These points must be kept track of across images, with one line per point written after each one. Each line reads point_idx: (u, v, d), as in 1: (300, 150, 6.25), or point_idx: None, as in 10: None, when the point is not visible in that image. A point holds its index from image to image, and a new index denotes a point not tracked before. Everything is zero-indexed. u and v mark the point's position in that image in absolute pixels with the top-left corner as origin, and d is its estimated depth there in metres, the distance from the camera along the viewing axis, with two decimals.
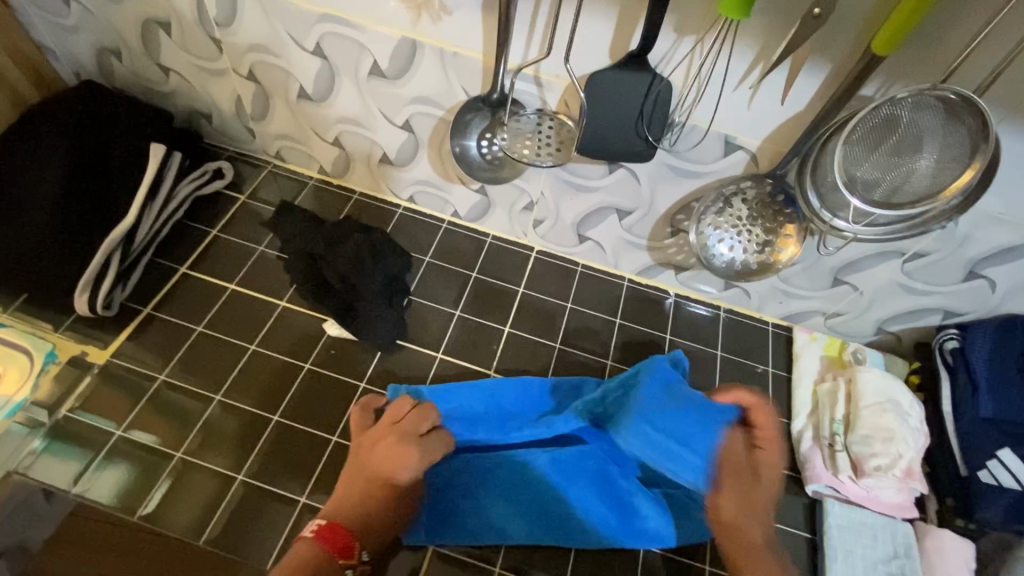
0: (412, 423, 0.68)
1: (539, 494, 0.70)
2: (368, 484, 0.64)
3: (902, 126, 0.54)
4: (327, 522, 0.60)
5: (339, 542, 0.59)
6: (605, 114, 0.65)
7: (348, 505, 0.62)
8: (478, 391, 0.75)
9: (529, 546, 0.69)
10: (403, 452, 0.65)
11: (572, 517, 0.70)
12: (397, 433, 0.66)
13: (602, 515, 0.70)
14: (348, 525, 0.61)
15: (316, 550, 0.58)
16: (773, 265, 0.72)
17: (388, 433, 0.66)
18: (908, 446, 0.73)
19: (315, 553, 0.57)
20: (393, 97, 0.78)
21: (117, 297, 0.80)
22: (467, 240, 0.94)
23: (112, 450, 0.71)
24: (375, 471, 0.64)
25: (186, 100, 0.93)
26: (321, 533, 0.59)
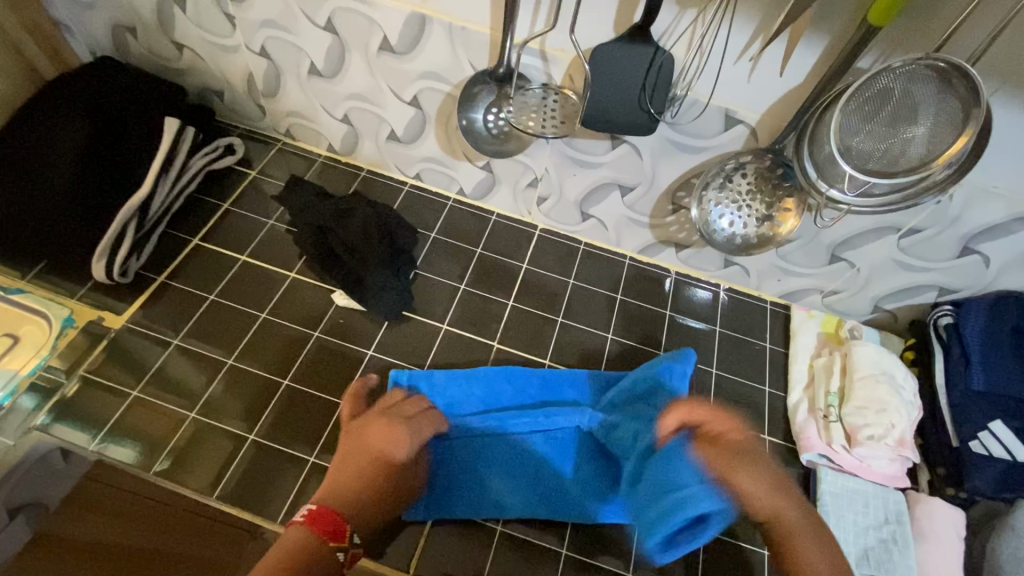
0: (404, 407, 0.69)
1: (536, 472, 0.71)
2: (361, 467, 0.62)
3: (896, 96, 0.56)
4: (315, 506, 0.58)
5: (331, 526, 0.56)
6: (609, 87, 0.67)
7: (340, 491, 0.60)
8: (478, 379, 0.78)
9: (527, 520, 0.69)
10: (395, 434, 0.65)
11: (569, 494, 0.70)
12: (386, 417, 0.67)
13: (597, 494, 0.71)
14: (340, 511, 0.58)
15: (308, 535, 0.55)
16: (772, 239, 0.72)
17: (378, 420, 0.67)
18: (900, 417, 0.75)
19: (305, 538, 0.54)
20: (403, 73, 0.80)
21: (133, 266, 0.82)
22: (472, 217, 0.96)
23: (129, 411, 0.73)
24: (366, 449, 0.63)
25: (199, 77, 0.96)
26: (311, 517, 0.56)
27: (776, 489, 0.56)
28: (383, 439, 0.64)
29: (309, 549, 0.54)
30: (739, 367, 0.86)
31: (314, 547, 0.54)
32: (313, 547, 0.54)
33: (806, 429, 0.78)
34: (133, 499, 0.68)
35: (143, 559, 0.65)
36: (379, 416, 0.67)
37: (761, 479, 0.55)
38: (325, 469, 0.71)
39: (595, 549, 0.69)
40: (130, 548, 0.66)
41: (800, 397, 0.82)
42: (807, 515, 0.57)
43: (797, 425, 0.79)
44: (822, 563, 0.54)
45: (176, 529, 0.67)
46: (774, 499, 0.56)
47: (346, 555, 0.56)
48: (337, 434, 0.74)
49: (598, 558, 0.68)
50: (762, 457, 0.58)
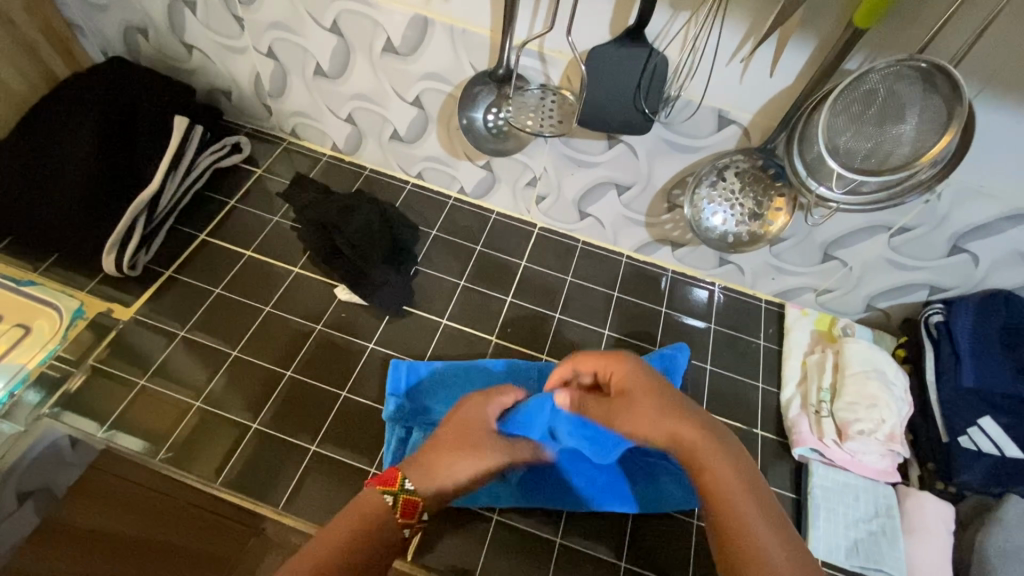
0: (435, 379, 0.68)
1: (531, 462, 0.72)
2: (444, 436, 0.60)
3: (881, 97, 0.58)
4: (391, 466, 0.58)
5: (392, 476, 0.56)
6: (605, 87, 0.69)
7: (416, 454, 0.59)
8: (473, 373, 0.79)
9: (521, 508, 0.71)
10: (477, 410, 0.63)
11: (563, 483, 0.71)
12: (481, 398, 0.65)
13: (591, 482, 0.71)
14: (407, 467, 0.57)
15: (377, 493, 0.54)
16: (764, 237, 0.75)
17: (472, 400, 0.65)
18: (891, 412, 0.76)
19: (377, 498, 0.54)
20: (405, 73, 0.82)
21: (142, 260, 0.84)
22: (472, 216, 0.98)
23: (136, 400, 0.75)
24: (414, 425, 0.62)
25: (207, 77, 0.98)
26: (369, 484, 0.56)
27: (664, 416, 0.51)
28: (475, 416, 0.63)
29: (371, 502, 0.54)
30: (734, 364, 0.88)
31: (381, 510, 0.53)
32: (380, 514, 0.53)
33: (798, 424, 0.79)
34: (142, 490, 0.70)
35: (150, 550, 0.66)
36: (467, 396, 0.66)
37: (638, 415, 0.52)
38: (326, 457, 0.73)
39: (592, 538, 0.71)
40: (136, 538, 0.67)
41: (792, 393, 0.84)
42: (700, 435, 0.50)
43: (789, 420, 0.81)
44: (739, 493, 0.47)
45: (183, 517, 0.68)
46: (664, 424, 0.51)
47: (397, 499, 0.54)
48: (338, 424, 0.76)
49: (595, 546, 0.70)
50: (663, 392, 0.54)
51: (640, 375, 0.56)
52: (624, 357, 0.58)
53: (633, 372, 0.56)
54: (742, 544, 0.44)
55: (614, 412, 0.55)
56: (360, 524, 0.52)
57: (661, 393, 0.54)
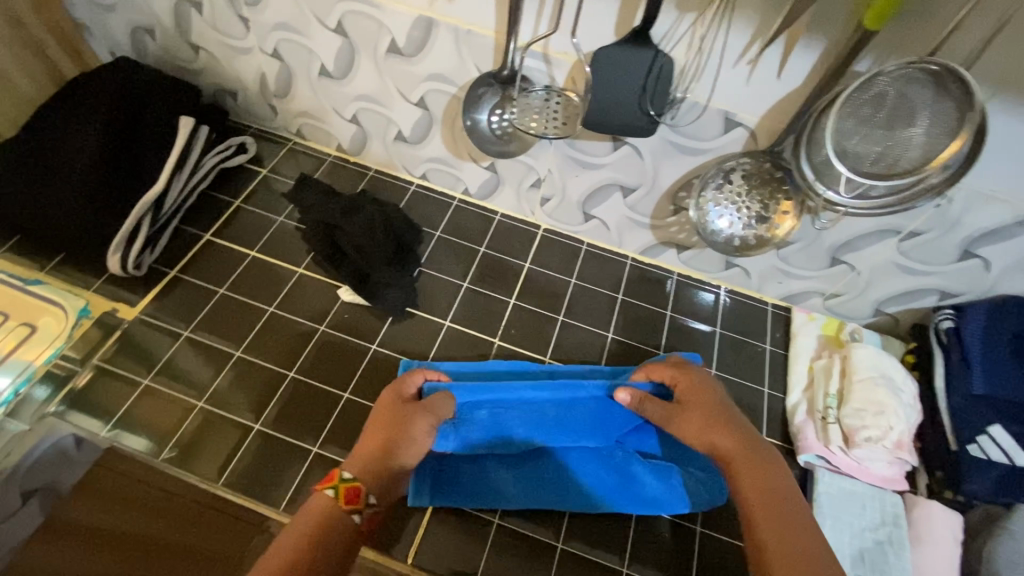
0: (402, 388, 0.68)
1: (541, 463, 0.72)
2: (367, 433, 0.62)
3: (891, 100, 0.58)
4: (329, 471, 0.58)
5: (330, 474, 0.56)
6: (609, 88, 0.69)
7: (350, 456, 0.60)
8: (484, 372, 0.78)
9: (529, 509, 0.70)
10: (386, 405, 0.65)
11: (573, 482, 0.71)
12: (390, 395, 0.66)
13: (602, 481, 0.71)
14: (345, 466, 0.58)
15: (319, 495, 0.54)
16: (770, 240, 0.74)
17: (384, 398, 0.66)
18: (898, 420, 0.75)
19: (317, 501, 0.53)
20: (409, 74, 0.82)
21: (147, 259, 0.85)
22: (477, 217, 0.97)
23: (139, 400, 0.76)
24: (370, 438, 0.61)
25: (213, 77, 0.98)
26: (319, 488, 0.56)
27: (710, 426, 0.62)
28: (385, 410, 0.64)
29: (312, 504, 0.53)
30: (739, 368, 0.87)
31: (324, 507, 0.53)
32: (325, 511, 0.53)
33: (804, 430, 0.78)
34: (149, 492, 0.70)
35: (165, 550, 0.67)
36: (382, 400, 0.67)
37: (694, 418, 0.63)
38: (328, 459, 0.73)
39: (593, 545, 0.70)
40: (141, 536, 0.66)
41: (799, 398, 0.82)
42: (745, 449, 0.59)
43: (795, 426, 0.80)
44: (783, 505, 0.54)
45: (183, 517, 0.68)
46: (711, 429, 0.62)
47: (337, 491, 0.54)
48: (340, 425, 0.76)
49: (596, 553, 0.69)
50: (722, 409, 0.64)
51: (704, 387, 0.67)
52: (692, 372, 0.69)
53: (694, 383, 0.67)
54: (779, 550, 0.50)
55: (671, 413, 0.66)
56: (304, 526, 0.51)
57: (717, 406, 0.64)
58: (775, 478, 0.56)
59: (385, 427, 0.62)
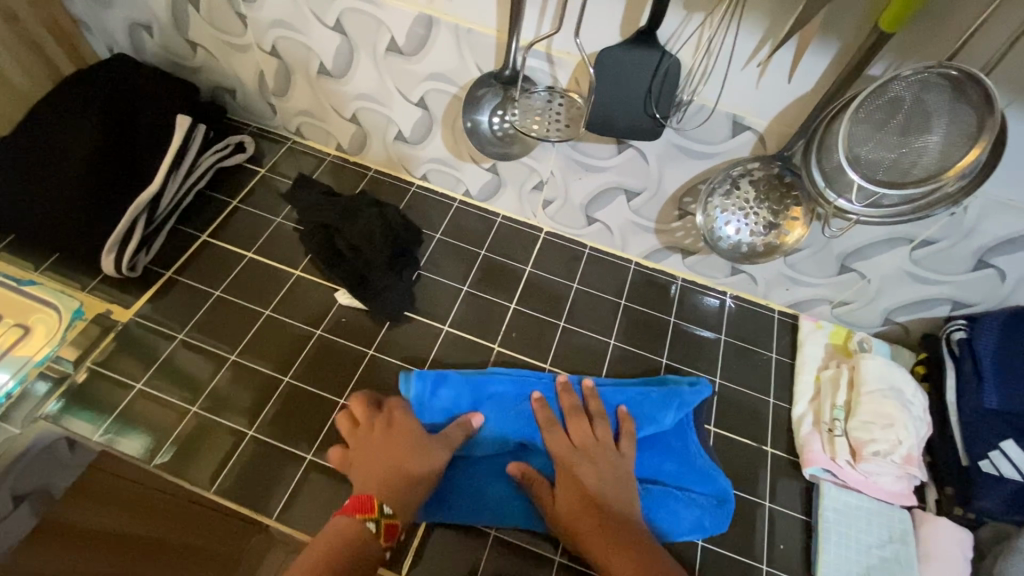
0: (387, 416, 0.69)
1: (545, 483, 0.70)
2: (375, 458, 0.64)
3: (907, 105, 0.55)
4: (352, 498, 0.60)
5: (367, 506, 0.59)
6: (613, 91, 0.67)
7: (364, 480, 0.63)
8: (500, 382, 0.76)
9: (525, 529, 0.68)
10: (388, 428, 0.68)
11: None
12: (386, 418, 0.68)
13: None
14: (373, 493, 0.60)
15: (352, 528, 0.57)
16: (779, 248, 0.72)
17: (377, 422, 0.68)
18: (908, 434, 0.73)
19: (349, 531, 0.56)
20: (409, 73, 0.80)
21: (142, 260, 0.84)
22: (478, 219, 0.96)
23: (132, 403, 0.74)
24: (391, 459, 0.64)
25: (212, 75, 0.97)
26: (351, 506, 0.59)
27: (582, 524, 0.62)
28: (394, 432, 0.67)
29: (348, 535, 0.56)
30: (745, 377, 0.85)
31: (355, 538, 0.56)
32: (359, 543, 0.56)
33: (810, 442, 0.77)
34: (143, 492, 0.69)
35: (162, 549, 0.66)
36: (370, 420, 0.69)
37: (571, 489, 0.65)
38: (322, 466, 0.72)
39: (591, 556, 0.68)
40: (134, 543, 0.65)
41: (805, 408, 0.81)
42: (618, 536, 0.61)
43: (801, 438, 0.78)
44: None
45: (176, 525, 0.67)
46: (586, 503, 0.64)
47: (379, 526, 0.58)
48: (335, 432, 0.74)
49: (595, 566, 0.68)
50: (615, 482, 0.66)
51: (586, 475, 0.66)
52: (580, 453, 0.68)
53: (596, 449, 0.69)
54: None
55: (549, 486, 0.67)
56: (341, 555, 0.55)
57: (599, 478, 0.66)
58: (659, 562, 0.59)
59: (401, 451, 0.65)
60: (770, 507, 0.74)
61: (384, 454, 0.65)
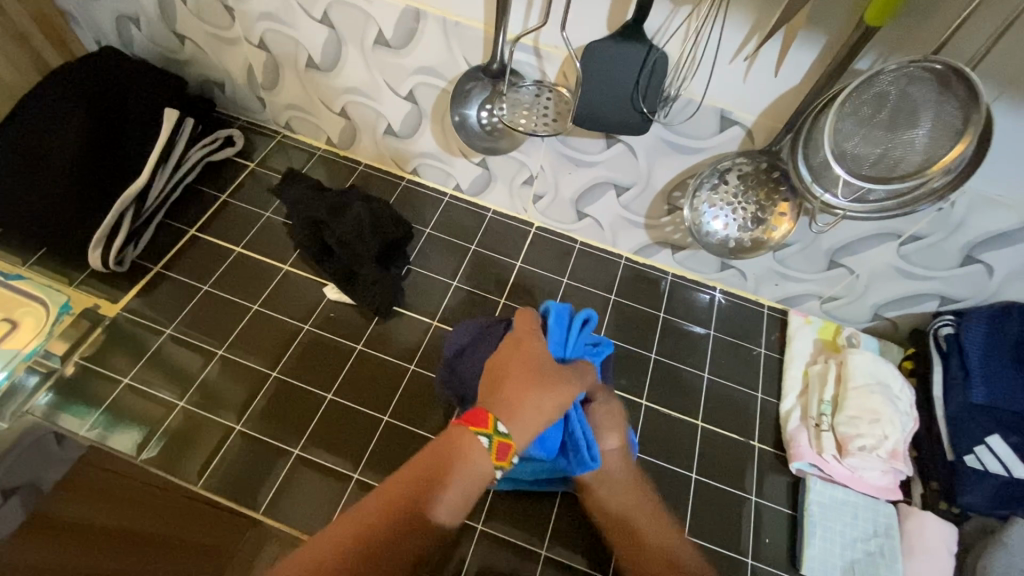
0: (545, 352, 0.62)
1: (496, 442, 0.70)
2: (516, 372, 0.59)
3: (893, 99, 0.55)
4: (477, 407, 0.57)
5: (481, 419, 0.55)
6: (600, 86, 0.66)
7: (489, 389, 0.59)
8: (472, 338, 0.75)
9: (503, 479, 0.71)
10: (539, 348, 0.62)
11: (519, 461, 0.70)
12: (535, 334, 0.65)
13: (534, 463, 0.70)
14: (492, 408, 0.57)
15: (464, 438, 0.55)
16: (766, 243, 0.72)
17: (532, 336, 0.64)
18: (894, 429, 0.73)
19: (461, 439, 0.55)
20: (397, 67, 0.79)
21: (129, 255, 0.83)
22: (468, 214, 0.95)
23: (120, 397, 0.74)
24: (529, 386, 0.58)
25: (200, 68, 0.96)
26: (473, 418, 0.56)
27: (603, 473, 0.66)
28: (542, 353, 0.62)
29: (459, 445, 0.55)
30: (734, 372, 0.85)
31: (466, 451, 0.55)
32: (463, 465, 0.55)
33: (797, 437, 0.77)
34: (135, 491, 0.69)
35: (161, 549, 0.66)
36: (523, 335, 0.64)
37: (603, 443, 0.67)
38: (310, 461, 0.72)
39: (579, 551, 0.69)
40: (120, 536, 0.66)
41: (793, 403, 0.81)
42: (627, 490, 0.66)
43: (788, 433, 0.78)
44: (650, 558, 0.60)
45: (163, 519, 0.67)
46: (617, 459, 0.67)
47: (490, 442, 0.55)
48: (323, 427, 0.74)
49: (581, 562, 0.68)
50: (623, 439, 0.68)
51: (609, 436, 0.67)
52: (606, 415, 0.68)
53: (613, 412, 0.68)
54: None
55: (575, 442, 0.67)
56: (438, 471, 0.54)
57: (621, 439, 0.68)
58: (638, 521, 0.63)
59: (532, 384, 0.58)
60: (756, 502, 0.74)
61: (522, 364, 0.60)
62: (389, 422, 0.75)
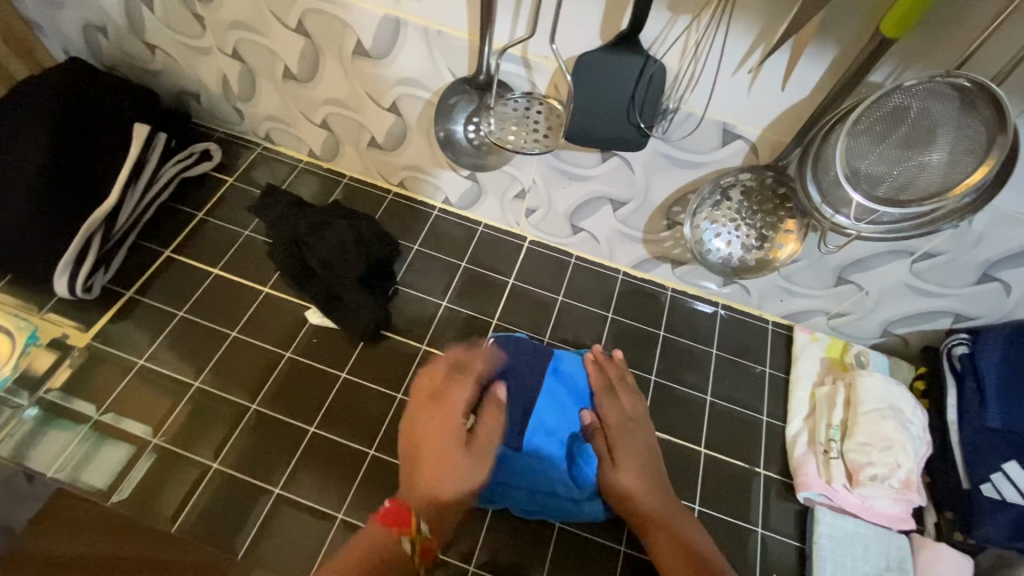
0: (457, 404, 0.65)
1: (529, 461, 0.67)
2: (435, 471, 0.59)
3: (912, 116, 0.51)
4: (390, 501, 0.57)
5: (404, 519, 0.56)
6: (595, 99, 0.62)
7: (410, 481, 0.60)
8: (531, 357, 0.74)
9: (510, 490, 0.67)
10: (486, 436, 0.63)
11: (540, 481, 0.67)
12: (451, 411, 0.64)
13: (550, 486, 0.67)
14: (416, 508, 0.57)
15: (377, 529, 0.55)
16: (771, 263, 0.68)
17: (462, 419, 0.63)
18: (907, 456, 0.70)
19: (377, 534, 0.55)
20: (379, 78, 0.75)
21: (99, 280, 0.79)
22: (458, 228, 0.91)
23: (91, 434, 0.71)
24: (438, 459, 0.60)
25: (174, 79, 0.91)
26: (388, 517, 0.56)
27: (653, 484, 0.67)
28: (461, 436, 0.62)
29: (375, 543, 0.54)
30: (737, 393, 0.81)
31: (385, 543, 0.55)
32: (387, 545, 0.54)
33: (805, 464, 0.73)
34: (114, 519, 0.61)
35: None
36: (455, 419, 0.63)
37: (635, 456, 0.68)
38: (292, 499, 0.68)
39: None
40: None
41: (800, 427, 0.77)
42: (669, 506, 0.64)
43: (795, 460, 0.75)
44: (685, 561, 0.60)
45: None
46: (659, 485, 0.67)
47: (414, 545, 0.55)
48: (306, 462, 0.71)
49: None
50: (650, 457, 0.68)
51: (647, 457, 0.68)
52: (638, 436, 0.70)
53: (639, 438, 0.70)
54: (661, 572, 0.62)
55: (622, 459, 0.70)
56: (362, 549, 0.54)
57: (648, 452, 0.68)
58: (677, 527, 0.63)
59: (442, 457, 0.60)
60: (762, 534, 0.71)
61: (431, 447, 0.61)
62: (375, 455, 0.72)
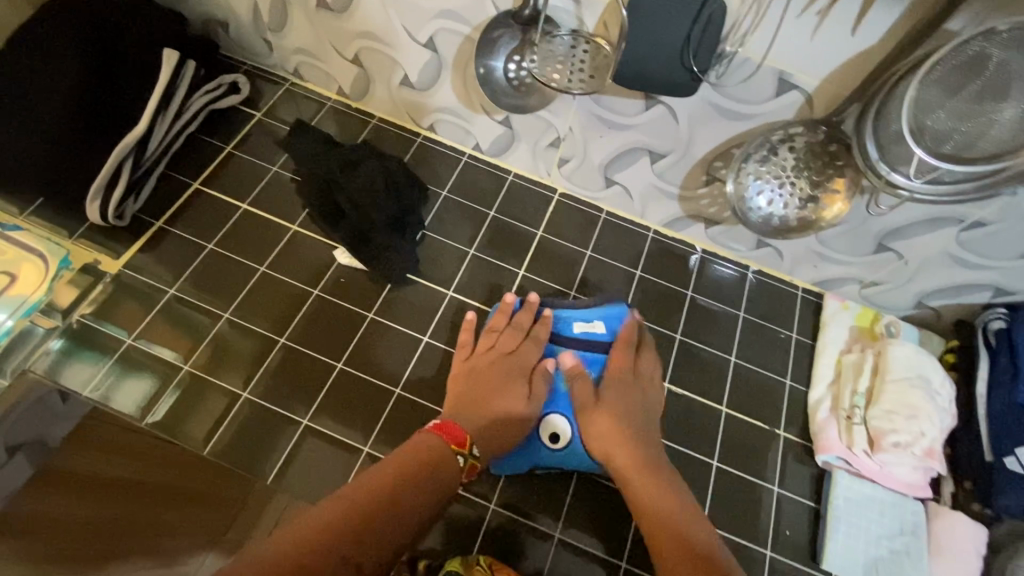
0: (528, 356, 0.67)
1: None
2: (497, 405, 0.63)
3: (991, 68, 0.49)
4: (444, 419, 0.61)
5: (456, 435, 0.59)
6: (647, 39, 0.59)
7: (461, 404, 0.63)
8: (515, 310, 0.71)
9: None
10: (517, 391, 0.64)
11: None
12: (507, 362, 0.66)
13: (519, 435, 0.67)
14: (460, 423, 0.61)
15: (432, 440, 0.58)
16: (815, 224, 0.65)
17: (507, 363, 0.66)
18: (931, 424, 0.70)
19: (433, 442, 0.58)
20: (418, 10, 0.72)
21: (130, 209, 0.79)
22: (487, 176, 0.89)
23: (124, 358, 0.72)
24: (496, 406, 0.63)
25: (203, 5, 0.88)
26: (440, 427, 0.59)
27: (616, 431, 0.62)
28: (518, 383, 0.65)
29: (431, 447, 0.58)
30: (763, 357, 0.81)
31: (441, 452, 0.58)
32: (440, 456, 0.57)
33: (826, 429, 0.74)
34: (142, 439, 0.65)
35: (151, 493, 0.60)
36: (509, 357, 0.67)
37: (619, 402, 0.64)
38: (319, 432, 0.70)
39: (592, 533, 0.68)
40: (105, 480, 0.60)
41: (823, 393, 0.77)
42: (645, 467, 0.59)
43: (817, 424, 0.75)
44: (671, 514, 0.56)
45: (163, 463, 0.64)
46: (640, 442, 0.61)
47: (465, 461, 0.59)
48: (332, 397, 0.72)
49: (597, 539, 0.67)
50: (641, 416, 0.63)
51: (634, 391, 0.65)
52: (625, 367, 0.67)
53: (647, 391, 0.65)
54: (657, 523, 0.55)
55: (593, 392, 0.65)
56: (411, 461, 0.56)
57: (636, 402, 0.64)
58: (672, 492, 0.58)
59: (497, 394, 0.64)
60: (778, 492, 0.72)
61: (500, 389, 0.64)
62: (400, 396, 0.73)
